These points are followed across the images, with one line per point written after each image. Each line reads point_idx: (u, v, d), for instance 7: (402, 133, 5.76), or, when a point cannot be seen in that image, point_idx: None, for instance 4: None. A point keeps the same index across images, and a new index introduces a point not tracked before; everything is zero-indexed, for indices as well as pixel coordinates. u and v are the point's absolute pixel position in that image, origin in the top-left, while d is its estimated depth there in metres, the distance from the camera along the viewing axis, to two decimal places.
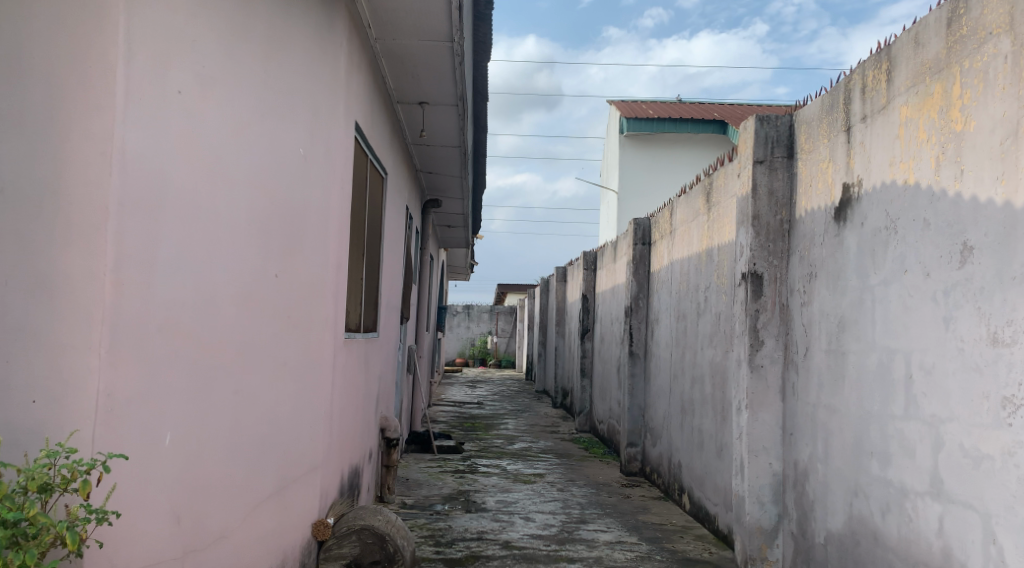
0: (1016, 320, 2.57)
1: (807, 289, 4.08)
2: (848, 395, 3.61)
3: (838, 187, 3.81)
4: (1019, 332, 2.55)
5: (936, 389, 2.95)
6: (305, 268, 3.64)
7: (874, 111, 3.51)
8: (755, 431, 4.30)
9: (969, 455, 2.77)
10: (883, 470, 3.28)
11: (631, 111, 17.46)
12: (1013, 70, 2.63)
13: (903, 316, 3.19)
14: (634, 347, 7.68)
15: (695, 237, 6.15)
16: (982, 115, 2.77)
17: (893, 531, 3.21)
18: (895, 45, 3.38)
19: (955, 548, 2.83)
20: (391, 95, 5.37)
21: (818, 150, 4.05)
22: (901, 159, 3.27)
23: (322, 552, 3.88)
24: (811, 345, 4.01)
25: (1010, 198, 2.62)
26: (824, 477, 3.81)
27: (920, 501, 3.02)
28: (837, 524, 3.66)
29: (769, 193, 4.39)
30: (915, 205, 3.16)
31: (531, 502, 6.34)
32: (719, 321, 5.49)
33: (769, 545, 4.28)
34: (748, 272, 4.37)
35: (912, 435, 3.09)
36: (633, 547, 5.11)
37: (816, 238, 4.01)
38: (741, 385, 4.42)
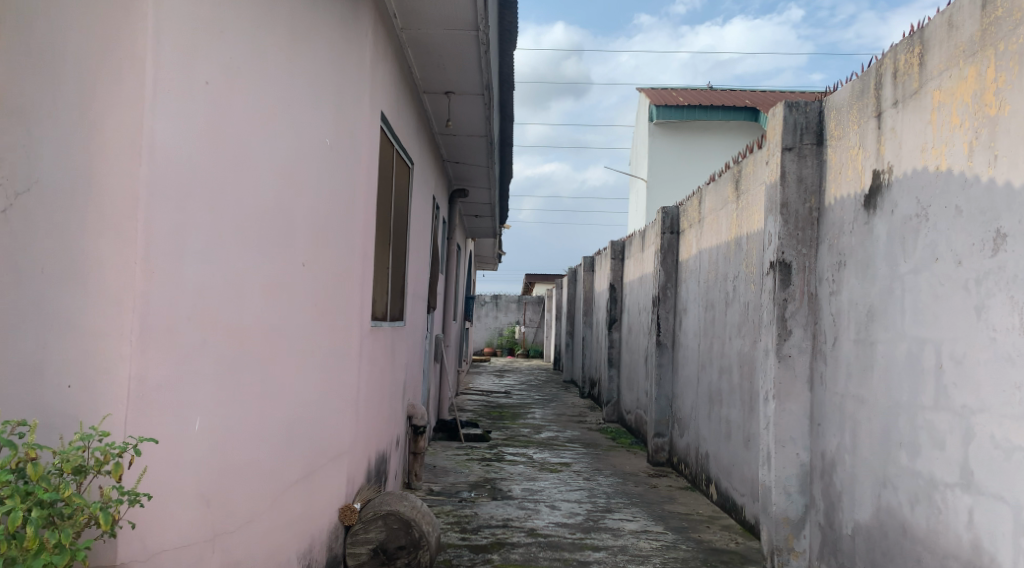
0: None
1: (836, 278, 4.03)
2: (877, 386, 3.57)
3: (868, 174, 3.76)
4: None
5: (967, 379, 2.91)
6: (331, 257, 3.67)
7: (906, 96, 3.46)
8: (782, 421, 4.27)
9: (1000, 447, 2.73)
10: (912, 460, 3.25)
11: (661, 98, 17.34)
12: None
13: (934, 305, 3.14)
14: (662, 337, 7.65)
15: (723, 225, 6.10)
16: (1018, 99, 2.71)
17: (921, 523, 3.17)
18: (928, 29, 3.31)
19: (984, 540, 2.79)
20: (418, 84, 5.38)
21: (847, 136, 4.00)
22: (933, 145, 3.22)
23: (348, 537, 3.92)
24: (840, 335, 3.96)
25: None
26: (852, 468, 3.77)
27: (950, 492, 2.99)
28: (865, 515, 3.63)
29: (797, 180, 4.34)
30: (946, 192, 3.11)
31: (557, 490, 6.35)
32: (747, 311, 5.45)
33: (796, 535, 4.25)
34: (776, 261, 4.33)
35: (942, 426, 3.05)
36: (659, 536, 5.10)
37: (846, 227, 3.96)
38: (768, 375, 4.39)
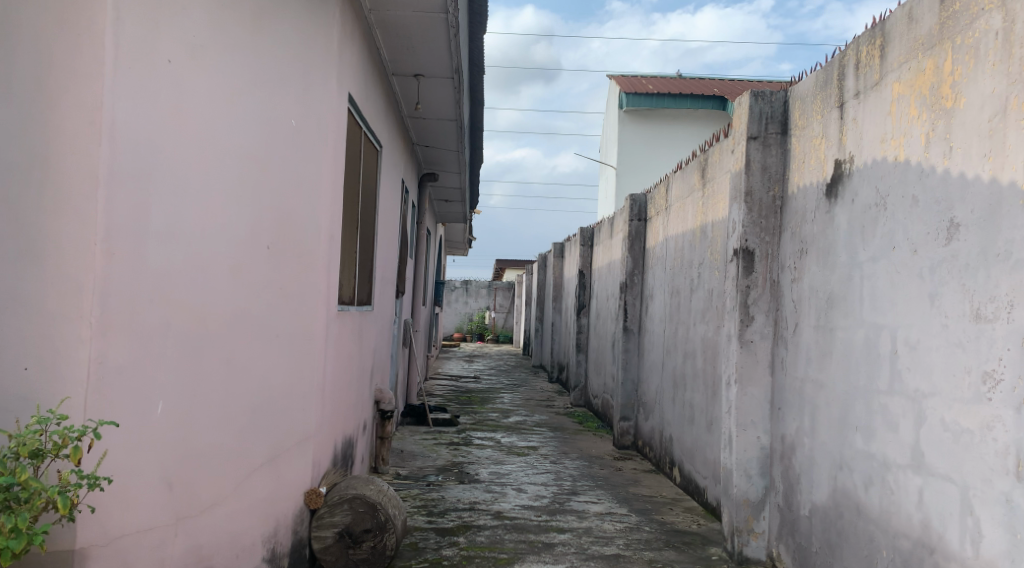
0: (999, 296, 2.59)
1: (797, 265, 4.11)
2: (835, 371, 3.64)
3: (830, 163, 3.82)
4: (1001, 309, 2.58)
5: (920, 365, 2.99)
6: (297, 240, 3.66)
7: (867, 87, 3.52)
8: (743, 405, 4.35)
9: (949, 429, 2.81)
10: (867, 443, 3.33)
11: (632, 85, 17.39)
12: (1003, 47, 2.64)
13: (891, 292, 3.21)
14: (629, 323, 7.72)
15: (690, 213, 6.16)
16: (973, 92, 2.78)
17: (875, 503, 3.26)
18: (889, 21, 3.37)
19: (934, 520, 2.88)
20: (386, 67, 5.36)
21: (811, 125, 4.06)
22: (892, 136, 3.28)
23: (313, 520, 3.93)
24: (801, 321, 4.04)
25: (996, 175, 2.64)
26: (811, 451, 3.85)
27: (902, 474, 3.07)
28: (822, 496, 3.72)
29: (762, 169, 4.39)
30: (904, 182, 3.18)
31: (524, 474, 6.41)
32: (711, 297, 5.52)
33: (756, 517, 4.33)
34: (740, 248, 4.39)
35: (895, 409, 3.13)
36: (623, 518, 5.18)
37: (808, 215, 4.03)
38: (731, 360, 4.46)
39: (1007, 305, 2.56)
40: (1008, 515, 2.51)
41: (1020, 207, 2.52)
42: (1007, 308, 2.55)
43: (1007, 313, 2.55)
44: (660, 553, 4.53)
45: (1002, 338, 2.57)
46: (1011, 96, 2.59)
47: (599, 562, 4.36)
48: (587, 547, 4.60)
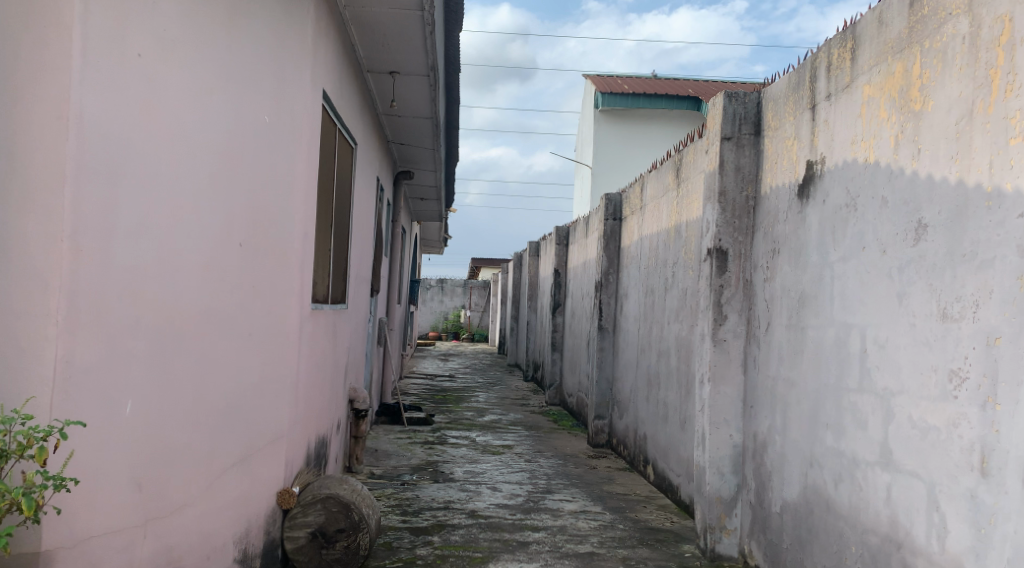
0: (964, 296, 2.64)
1: (770, 265, 4.15)
2: (807, 369, 3.69)
3: (802, 164, 3.87)
4: (967, 308, 2.63)
5: (889, 363, 3.03)
6: (270, 237, 3.65)
7: (838, 89, 3.56)
8: (716, 403, 4.39)
9: (916, 427, 2.85)
10: (837, 441, 3.37)
11: (608, 85, 17.45)
12: (969, 51, 2.69)
13: (860, 291, 3.26)
14: (604, 322, 7.76)
15: (664, 212, 6.19)
16: (940, 95, 2.82)
17: (844, 500, 3.30)
18: (860, 25, 3.41)
19: (901, 515, 2.92)
20: (361, 64, 5.34)
21: (783, 127, 4.10)
22: (863, 138, 3.33)
23: (286, 521, 3.91)
24: (773, 320, 4.08)
25: (963, 177, 2.69)
26: (782, 449, 3.90)
27: (870, 471, 3.11)
28: (793, 493, 3.76)
29: (735, 169, 4.43)
30: (874, 183, 3.22)
31: (499, 472, 6.42)
32: (685, 297, 5.56)
33: (728, 514, 4.37)
34: (713, 248, 4.43)
35: (865, 407, 3.18)
36: (597, 516, 5.21)
37: (780, 215, 4.07)
38: (704, 358, 4.49)
39: (972, 305, 2.61)
40: (972, 510, 2.56)
41: (986, 208, 2.57)
42: (972, 308, 2.60)
43: (972, 313, 2.60)
44: (634, 550, 4.55)
45: (967, 337, 2.62)
46: (977, 100, 2.64)
47: (573, 560, 4.38)
48: (561, 545, 4.61)
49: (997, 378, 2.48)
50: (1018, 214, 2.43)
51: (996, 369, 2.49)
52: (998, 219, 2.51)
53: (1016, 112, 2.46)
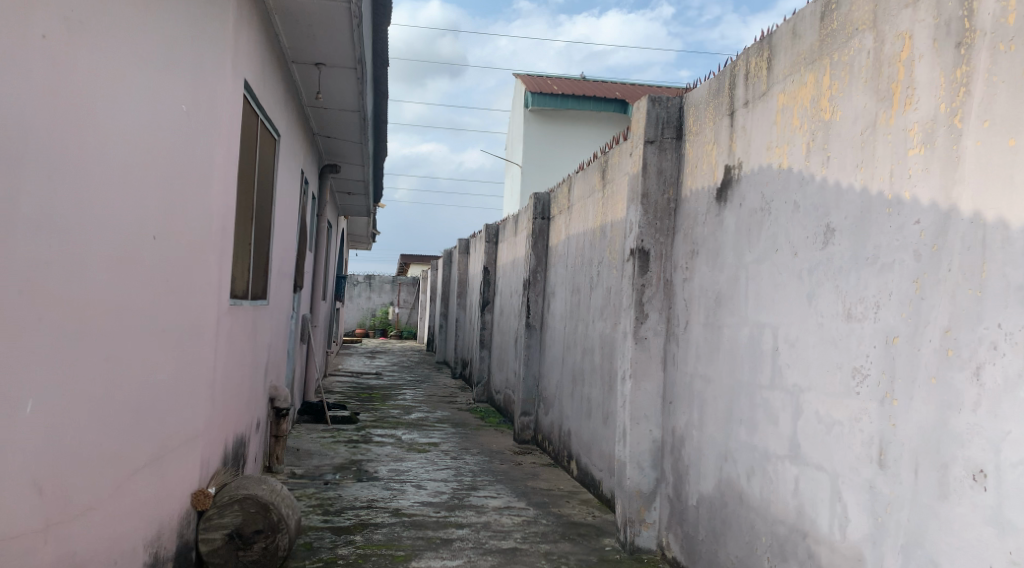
0: (867, 297, 2.79)
1: (689, 265, 4.28)
2: (722, 366, 3.82)
3: (720, 168, 4.00)
4: (868, 309, 2.77)
5: (798, 360, 3.17)
6: (186, 230, 3.60)
7: (755, 97, 3.70)
8: (637, 399, 4.50)
9: (822, 421, 2.99)
10: (750, 435, 3.51)
11: (538, 84, 17.59)
12: (873, 65, 2.84)
13: (773, 292, 3.39)
14: (531, 320, 7.84)
15: (591, 212, 6.31)
16: (848, 106, 2.97)
17: (756, 492, 3.44)
18: (776, 35, 3.55)
19: (807, 506, 3.06)
20: (286, 55, 5.29)
21: (704, 131, 4.23)
22: (777, 144, 3.46)
23: (201, 522, 3.86)
24: (691, 319, 4.21)
25: (866, 184, 2.84)
26: (698, 443, 4.03)
27: (780, 464, 3.25)
28: (708, 486, 3.89)
29: (658, 172, 4.55)
30: (786, 188, 3.36)
31: (424, 470, 6.44)
32: (609, 295, 5.68)
33: (647, 508, 4.49)
34: (636, 248, 4.54)
35: (775, 402, 3.31)
36: (521, 512, 5.27)
37: (699, 217, 4.20)
38: (626, 356, 4.60)
39: (873, 306, 2.75)
40: (871, 500, 2.71)
41: (887, 214, 2.72)
42: (873, 308, 2.75)
43: (873, 313, 2.74)
44: (556, 545, 4.64)
45: (869, 336, 2.76)
46: (880, 112, 2.78)
47: (496, 556, 4.43)
48: (485, 542, 4.66)
49: (894, 375, 2.63)
50: (915, 221, 2.57)
51: (893, 366, 2.63)
52: (897, 224, 2.66)
53: (914, 124, 2.61)
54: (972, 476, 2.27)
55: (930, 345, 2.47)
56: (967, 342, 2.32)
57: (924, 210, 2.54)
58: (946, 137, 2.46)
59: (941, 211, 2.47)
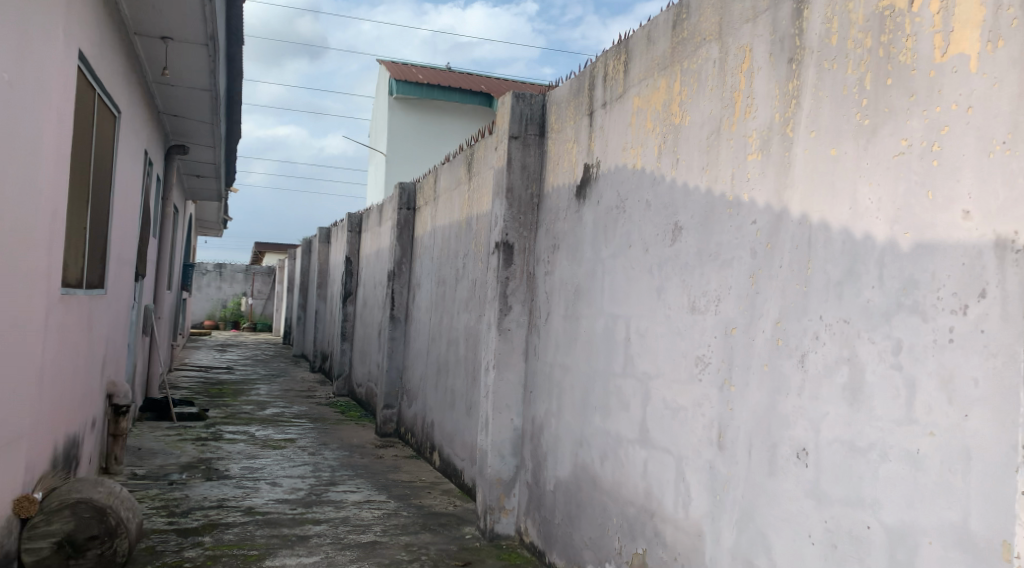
0: (709, 291, 2.99)
1: (550, 259, 4.43)
2: (579, 355, 3.98)
3: (580, 166, 4.16)
4: (710, 301, 2.98)
5: (648, 350, 3.36)
6: (10, 213, 3.31)
7: (612, 98, 3.87)
8: (499, 389, 4.61)
9: (669, 406, 3.19)
10: (604, 422, 3.68)
11: (402, 73, 17.49)
12: (718, 74, 3.04)
13: (626, 286, 3.57)
14: (395, 312, 7.84)
15: (457, 204, 6.38)
16: (695, 111, 3.17)
17: (609, 475, 3.62)
18: (632, 40, 3.73)
19: (654, 486, 3.25)
20: (128, 26, 5.06)
21: (565, 129, 4.38)
22: (632, 145, 3.64)
23: (25, 530, 3.57)
24: (552, 311, 4.35)
25: (711, 186, 3.04)
26: (556, 431, 4.18)
27: (630, 448, 3.44)
28: (564, 472, 4.05)
29: (522, 167, 4.66)
30: (640, 188, 3.54)
31: (279, 467, 6.33)
32: (474, 288, 5.77)
33: (506, 495, 4.61)
34: (500, 242, 4.64)
35: (627, 390, 3.49)
36: (381, 505, 5.29)
37: (560, 213, 4.35)
38: (489, 347, 4.71)
39: (715, 299, 2.96)
40: (710, 479, 2.92)
41: (728, 214, 2.93)
42: (715, 301, 2.95)
43: (714, 306, 2.95)
44: (416, 536, 4.69)
45: (710, 327, 2.96)
46: (723, 118, 2.99)
47: (354, 551, 4.44)
48: (343, 537, 4.66)
49: (732, 363, 2.84)
50: (752, 221, 2.79)
51: (731, 355, 2.84)
52: (737, 224, 2.87)
53: (753, 132, 2.82)
54: (797, 454, 2.50)
55: (764, 336, 2.69)
56: (794, 332, 2.55)
57: (759, 212, 2.76)
58: (779, 144, 2.69)
59: (774, 213, 2.69)
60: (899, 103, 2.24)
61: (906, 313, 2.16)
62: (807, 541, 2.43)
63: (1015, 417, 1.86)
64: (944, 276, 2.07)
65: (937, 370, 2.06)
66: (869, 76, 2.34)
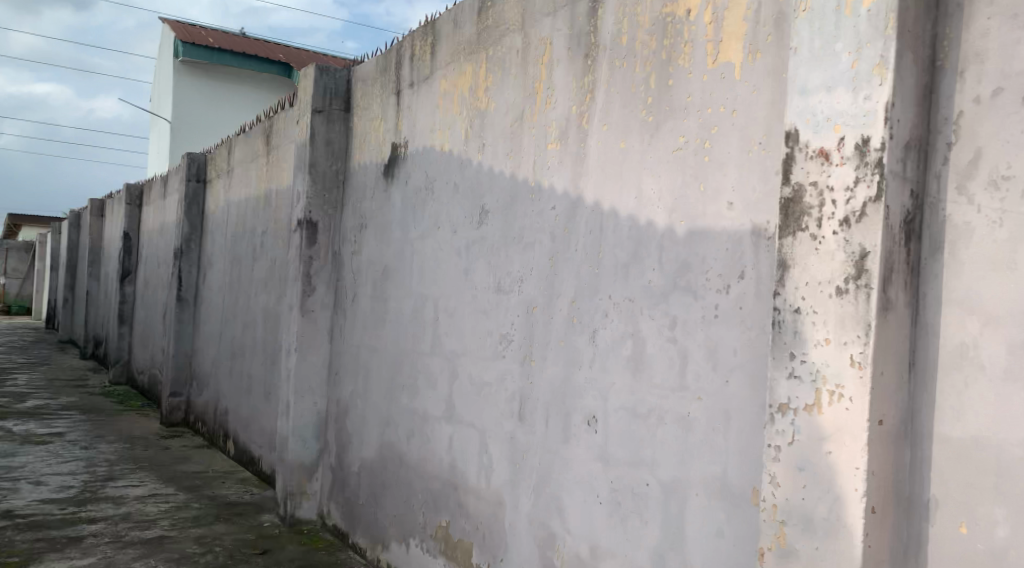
0: (513, 272, 3.16)
1: (356, 239, 4.45)
2: (386, 335, 4.05)
3: (387, 146, 4.21)
4: (514, 282, 3.15)
5: (455, 329, 3.49)
6: None
7: (419, 79, 3.95)
8: (302, 371, 4.58)
9: (474, 383, 3.34)
10: (410, 401, 3.78)
11: (189, 35, 16.56)
12: (521, 64, 3.21)
13: (434, 266, 3.68)
14: (183, 292, 7.51)
15: (253, 178, 6.22)
16: (500, 98, 3.32)
17: (414, 452, 3.72)
18: (438, 22, 3.82)
19: (459, 461, 3.40)
20: None
21: (371, 107, 4.41)
22: (439, 127, 3.74)
23: None
24: (358, 291, 4.39)
25: (515, 171, 3.20)
26: (362, 412, 4.23)
27: (436, 425, 3.56)
28: (369, 452, 4.12)
29: (326, 142, 4.66)
30: (447, 170, 3.66)
31: (43, 465, 5.91)
32: (273, 267, 5.66)
33: (308, 479, 4.61)
34: (303, 219, 4.61)
35: (434, 368, 3.61)
36: (167, 498, 5.11)
37: (366, 192, 4.38)
38: (292, 329, 4.66)
39: (518, 279, 3.13)
40: (511, 451, 3.09)
41: (530, 199, 3.10)
42: (518, 281, 3.12)
43: (518, 286, 3.12)
44: (209, 528, 4.58)
45: (514, 307, 3.13)
46: (526, 107, 3.16)
47: (137, 547, 4.27)
48: (124, 534, 4.47)
49: (533, 340, 3.02)
50: (552, 206, 2.98)
51: (531, 332, 3.03)
52: (538, 208, 3.05)
53: (552, 122, 3.01)
54: (588, 422, 2.72)
55: (561, 314, 2.89)
56: (588, 310, 2.76)
57: (558, 198, 2.95)
58: (577, 135, 2.89)
59: (571, 199, 2.89)
60: (678, 103, 2.49)
61: (681, 292, 2.42)
62: (595, 501, 2.66)
63: (761, 380, 2.15)
64: (712, 260, 2.33)
65: (705, 342, 2.33)
66: (655, 76, 2.58)
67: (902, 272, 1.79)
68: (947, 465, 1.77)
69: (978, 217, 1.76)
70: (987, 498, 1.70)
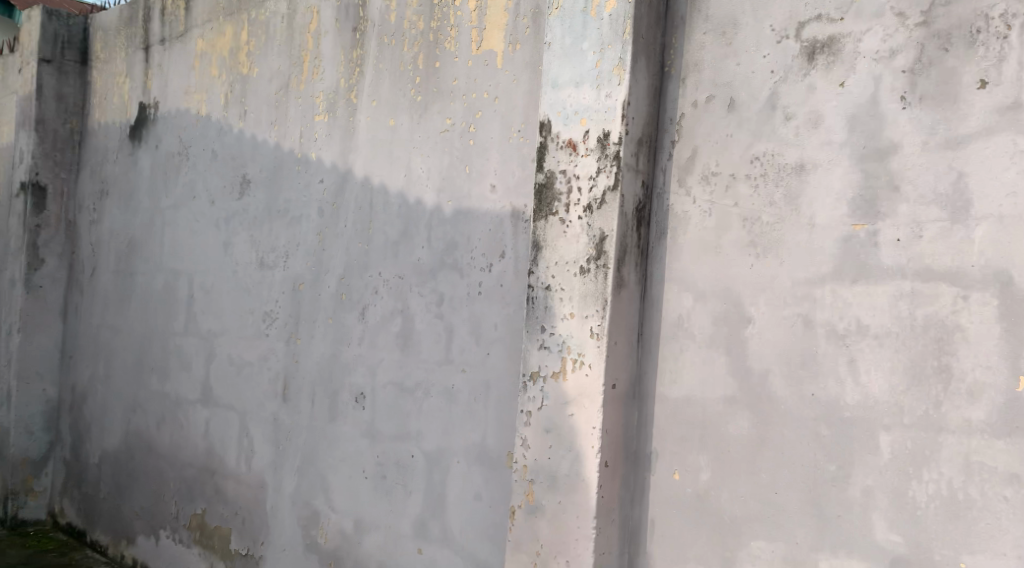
0: (277, 247, 3.14)
1: (96, 207, 4.19)
2: (132, 317, 3.87)
3: (134, 105, 3.99)
4: (279, 257, 3.13)
5: (212, 307, 3.42)
6: None
7: (173, 35, 3.77)
8: (26, 355, 4.24)
9: (234, 362, 3.29)
10: (162, 384, 3.66)
11: None
12: (287, 30, 3.18)
13: (190, 238, 3.57)
14: None
15: None
16: (264, 65, 3.26)
17: (166, 439, 3.62)
18: None
19: (217, 445, 3.35)
20: None
21: (115, 62, 4.16)
22: (195, 89, 3.61)
23: None
24: (98, 266, 4.14)
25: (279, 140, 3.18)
26: (104, 398, 4.03)
27: (191, 409, 3.48)
28: (113, 442, 3.94)
29: (56, 97, 4.33)
30: (206, 136, 3.54)
31: None
32: None
33: (35, 476, 4.29)
34: (29, 181, 4.25)
35: (189, 349, 3.52)
36: None
37: (109, 155, 4.13)
38: (14, 306, 4.28)
39: (283, 254, 3.12)
40: (271, 432, 3.10)
41: (296, 170, 3.09)
42: (282, 256, 3.11)
43: (282, 261, 3.11)
44: None
45: (278, 282, 3.12)
46: (292, 74, 3.14)
47: None
48: None
49: (298, 317, 3.04)
50: (319, 178, 3.00)
51: (298, 308, 3.04)
52: (304, 182, 3.06)
53: (320, 93, 3.02)
54: (355, 399, 2.79)
55: (328, 291, 2.93)
56: (357, 286, 2.82)
57: (325, 171, 2.98)
58: (345, 109, 2.92)
59: (339, 173, 2.93)
60: (444, 86, 2.60)
61: (447, 270, 2.55)
62: (361, 476, 2.74)
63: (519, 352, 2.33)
64: (476, 240, 2.48)
65: (468, 317, 2.48)
66: (422, 55, 2.67)
67: (633, 255, 2.04)
68: (665, 422, 2.06)
69: (692, 210, 2.06)
70: (693, 449, 2.01)
